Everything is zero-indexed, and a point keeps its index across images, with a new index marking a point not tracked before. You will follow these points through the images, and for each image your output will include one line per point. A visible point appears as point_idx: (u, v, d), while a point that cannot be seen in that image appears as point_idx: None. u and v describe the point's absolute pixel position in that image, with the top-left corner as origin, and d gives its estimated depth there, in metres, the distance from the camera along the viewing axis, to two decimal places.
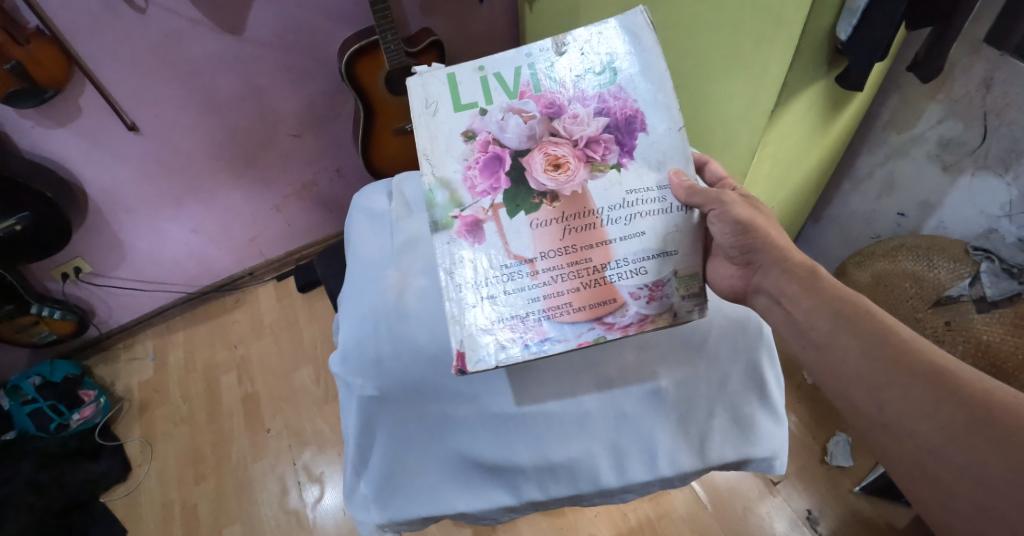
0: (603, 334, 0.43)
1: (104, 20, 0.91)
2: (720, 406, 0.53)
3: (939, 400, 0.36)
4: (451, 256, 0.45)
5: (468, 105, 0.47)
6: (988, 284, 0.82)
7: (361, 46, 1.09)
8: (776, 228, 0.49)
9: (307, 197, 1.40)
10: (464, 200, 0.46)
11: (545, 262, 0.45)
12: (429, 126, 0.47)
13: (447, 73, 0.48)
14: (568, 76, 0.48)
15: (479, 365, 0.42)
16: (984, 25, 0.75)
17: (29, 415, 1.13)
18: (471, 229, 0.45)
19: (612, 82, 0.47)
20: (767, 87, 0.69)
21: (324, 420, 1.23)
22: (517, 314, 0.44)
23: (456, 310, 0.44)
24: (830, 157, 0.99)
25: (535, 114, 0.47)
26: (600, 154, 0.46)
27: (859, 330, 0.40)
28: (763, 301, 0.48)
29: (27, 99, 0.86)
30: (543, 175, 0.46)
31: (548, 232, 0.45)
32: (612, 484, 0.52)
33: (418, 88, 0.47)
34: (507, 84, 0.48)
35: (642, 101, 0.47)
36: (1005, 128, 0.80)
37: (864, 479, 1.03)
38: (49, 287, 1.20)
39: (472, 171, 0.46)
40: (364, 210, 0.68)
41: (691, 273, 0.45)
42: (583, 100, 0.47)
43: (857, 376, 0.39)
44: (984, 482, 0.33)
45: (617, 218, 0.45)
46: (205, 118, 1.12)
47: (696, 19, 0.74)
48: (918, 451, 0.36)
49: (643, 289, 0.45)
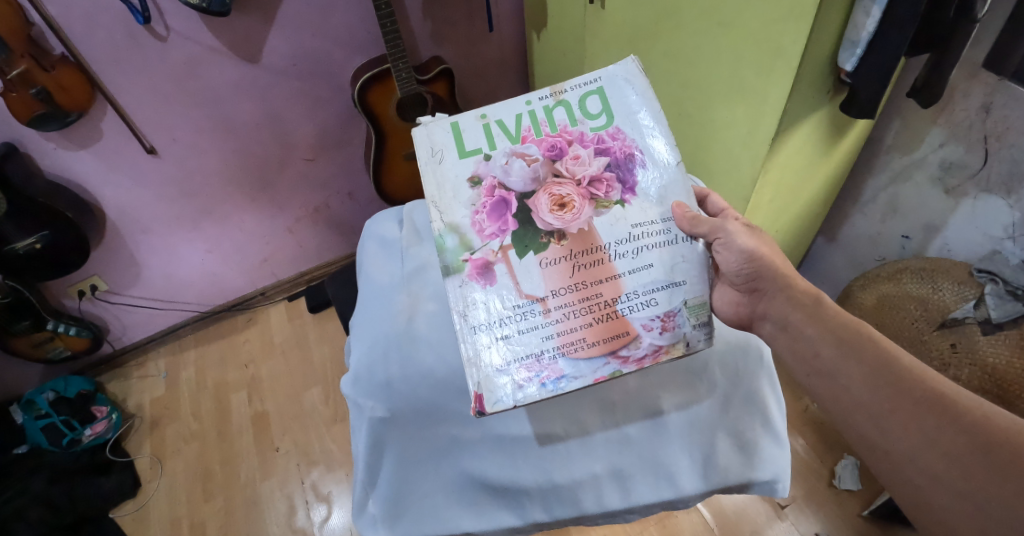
0: (619, 368, 0.44)
1: (126, 47, 0.94)
2: (722, 431, 0.54)
3: (941, 428, 0.36)
4: (464, 298, 0.46)
5: (473, 151, 0.49)
6: (993, 306, 0.81)
7: (373, 73, 1.12)
8: (780, 256, 0.50)
9: (318, 219, 1.42)
10: (473, 242, 0.47)
11: (556, 299, 0.46)
12: (436, 174, 0.49)
13: (451, 123, 0.50)
14: (568, 121, 0.50)
15: (497, 406, 0.43)
16: (981, 51, 0.77)
17: (42, 430, 1.15)
18: (481, 271, 0.46)
19: (609, 124, 0.50)
20: (768, 115, 0.72)
21: (333, 440, 1.24)
22: (532, 354, 0.45)
23: (472, 352, 0.45)
24: (834, 181, 1.00)
25: (538, 157, 0.49)
26: (603, 192, 0.48)
27: (862, 357, 0.42)
28: (769, 328, 0.49)
29: (52, 123, 0.91)
30: (549, 214, 0.47)
31: (558, 271, 0.46)
32: (617, 506, 0.52)
33: (424, 137, 0.50)
34: (508, 130, 0.50)
35: (638, 140, 0.49)
36: (1006, 151, 0.81)
37: (872, 504, 1.02)
38: (66, 304, 1.23)
39: (481, 215, 0.48)
40: (375, 237, 0.70)
41: (701, 303, 0.46)
42: (583, 142, 0.50)
43: (861, 402, 0.40)
44: (981, 507, 0.34)
45: (624, 252, 0.47)
46: (220, 142, 1.15)
47: (700, 55, 0.77)
48: (918, 476, 0.37)
49: (655, 320, 0.46)
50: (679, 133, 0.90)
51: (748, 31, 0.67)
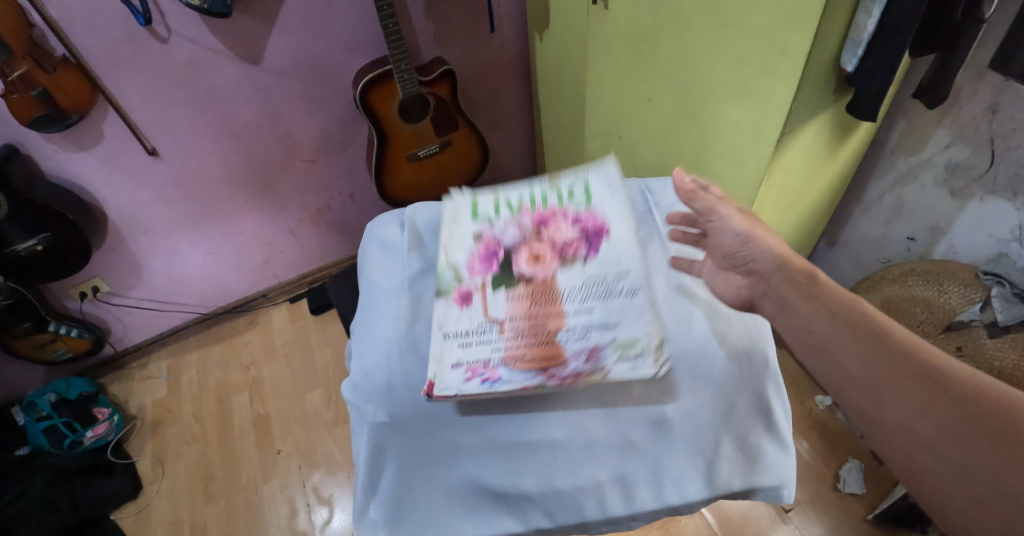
0: (545, 382, 0.47)
1: (126, 48, 0.94)
2: (727, 436, 0.53)
3: (933, 397, 0.33)
4: (444, 315, 0.53)
5: (481, 215, 0.61)
6: (999, 309, 0.81)
7: (375, 76, 1.12)
8: (777, 237, 0.52)
9: (321, 221, 1.42)
10: (463, 276, 0.55)
11: (511, 323, 0.52)
12: (450, 227, 0.60)
13: (470, 192, 0.63)
14: (559, 198, 0.60)
15: (443, 390, 0.47)
16: (988, 52, 0.76)
17: (43, 431, 1.16)
18: (463, 297, 0.53)
19: (590, 205, 0.59)
20: (773, 116, 0.71)
21: (335, 443, 1.23)
22: (478, 360, 0.49)
23: (439, 347, 0.50)
24: (839, 182, 0.99)
25: (527, 222, 0.58)
26: (572, 251, 0.55)
27: (854, 328, 0.39)
28: (770, 307, 0.47)
29: (53, 124, 0.91)
30: (524, 265, 0.55)
31: (519, 302, 0.53)
32: (618, 512, 0.52)
33: (448, 200, 0.63)
34: (512, 201, 0.61)
35: (611, 220, 0.57)
36: (1013, 152, 0.80)
37: (877, 507, 1.01)
38: (68, 305, 1.23)
39: (474, 260, 0.57)
40: (376, 240, 0.69)
41: (630, 341, 0.48)
42: (566, 216, 0.58)
43: (851, 374, 0.38)
44: (978, 476, 0.30)
45: (574, 296, 0.52)
46: (221, 143, 1.15)
47: (703, 55, 0.77)
48: (912, 447, 0.33)
49: (583, 349, 0.49)
50: (683, 135, 0.90)
51: (753, 31, 0.67)
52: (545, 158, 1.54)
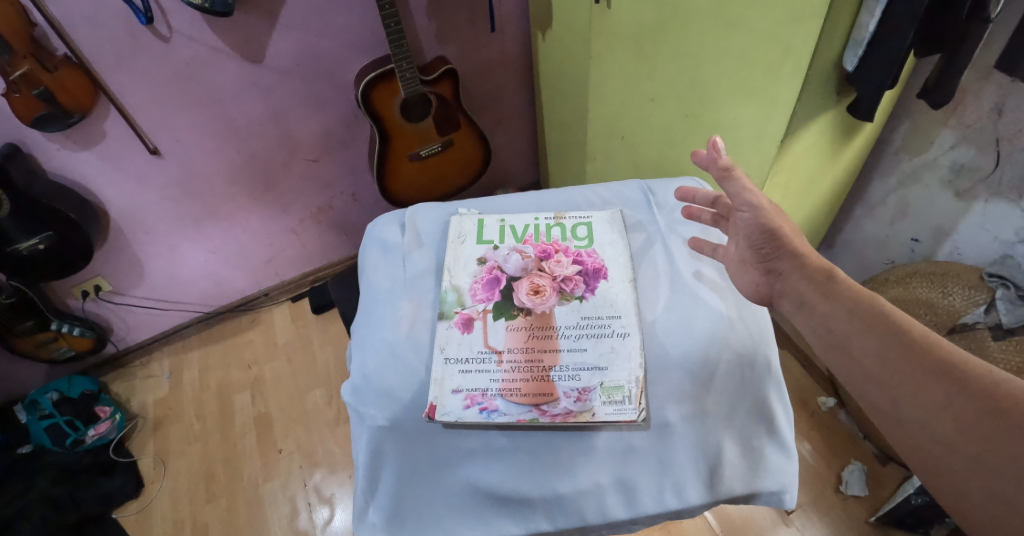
0: (537, 418, 0.51)
1: (128, 47, 0.94)
2: (729, 440, 0.52)
3: (951, 396, 0.35)
4: (445, 337, 0.56)
5: (487, 241, 0.65)
6: (1004, 311, 0.82)
7: (376, 75, 1.11)
8: (800, 234, 0.50)
9: (322, 220, 1.42)
10: (466, 301, 0.59)
11: (510, 355, 0.55)
12: (456, 250, 0.64)
13: (478, 219, 0.68)
14: (561, 237, 0.65)
15: (445, 416, 0.50)
16: (994, 53, 0.76)
17: (44, 429, 1.16)
18: (464, 323, 0.57)
19: (589, 245, 0.63)
20: (776, 118, 0.72)
21: (336, 442, 1.23)
22: (478, 387, 0.53)
23: (439, 373, 0.54)
24: (843, 183, 0.99)
25: (530, 255, 0.63)
26: (570, 288, 0.59)
27: (875, 327, 0.41)
28: (789, 306, 0.48)
29: (54, 123, 0.90)
30: (525, 296, 0.59)
31: (517, 334, 0.56)
32: (620, 516, 0.51)
33: (457, 224, 0.67)
34: (516, 232, 0.66)
35: (607, 261, 0.61)
36: (1018, 153, 0.79)
37: (879, 509, 1.01)
38: (69, 304, 1.23)
39: (476, 285, 0.60)
40: (376, 241, 0.69)
41: (616, 386, 0.52)
42: (566, 252, 0.63)
43: (871, 373, 0.39)
44: (994, 471, 0.32)
45: (569, 335, 0.56)
46: (223, 142, 1.15)
47: (707, 55, 0.76)
48: (929, 443, 0.36)
49: (573, 390, 0.52)
50: (687, 135, 0.89)
51: (756, 32, 0.67)
52: (547, 158, 1.54)
